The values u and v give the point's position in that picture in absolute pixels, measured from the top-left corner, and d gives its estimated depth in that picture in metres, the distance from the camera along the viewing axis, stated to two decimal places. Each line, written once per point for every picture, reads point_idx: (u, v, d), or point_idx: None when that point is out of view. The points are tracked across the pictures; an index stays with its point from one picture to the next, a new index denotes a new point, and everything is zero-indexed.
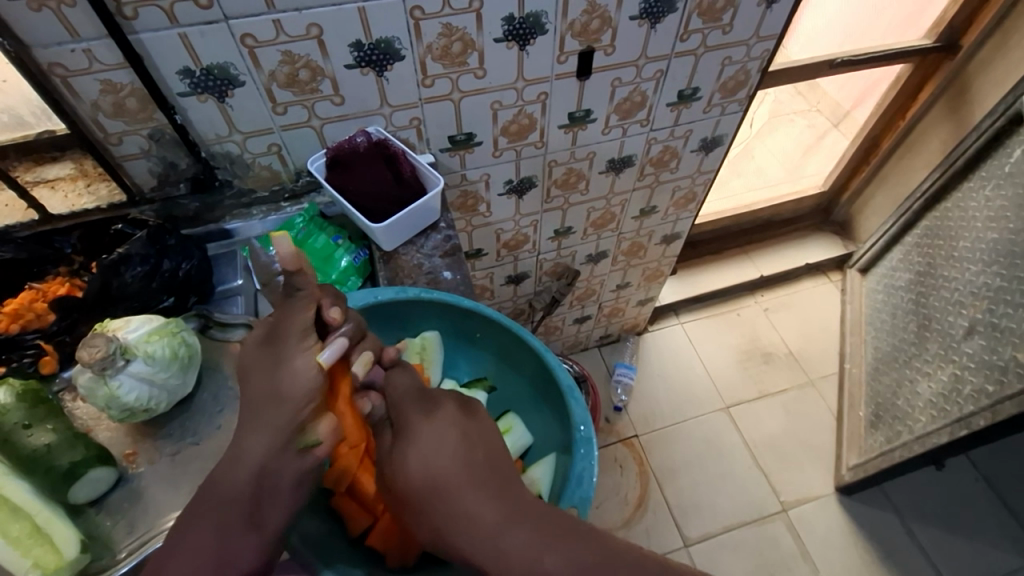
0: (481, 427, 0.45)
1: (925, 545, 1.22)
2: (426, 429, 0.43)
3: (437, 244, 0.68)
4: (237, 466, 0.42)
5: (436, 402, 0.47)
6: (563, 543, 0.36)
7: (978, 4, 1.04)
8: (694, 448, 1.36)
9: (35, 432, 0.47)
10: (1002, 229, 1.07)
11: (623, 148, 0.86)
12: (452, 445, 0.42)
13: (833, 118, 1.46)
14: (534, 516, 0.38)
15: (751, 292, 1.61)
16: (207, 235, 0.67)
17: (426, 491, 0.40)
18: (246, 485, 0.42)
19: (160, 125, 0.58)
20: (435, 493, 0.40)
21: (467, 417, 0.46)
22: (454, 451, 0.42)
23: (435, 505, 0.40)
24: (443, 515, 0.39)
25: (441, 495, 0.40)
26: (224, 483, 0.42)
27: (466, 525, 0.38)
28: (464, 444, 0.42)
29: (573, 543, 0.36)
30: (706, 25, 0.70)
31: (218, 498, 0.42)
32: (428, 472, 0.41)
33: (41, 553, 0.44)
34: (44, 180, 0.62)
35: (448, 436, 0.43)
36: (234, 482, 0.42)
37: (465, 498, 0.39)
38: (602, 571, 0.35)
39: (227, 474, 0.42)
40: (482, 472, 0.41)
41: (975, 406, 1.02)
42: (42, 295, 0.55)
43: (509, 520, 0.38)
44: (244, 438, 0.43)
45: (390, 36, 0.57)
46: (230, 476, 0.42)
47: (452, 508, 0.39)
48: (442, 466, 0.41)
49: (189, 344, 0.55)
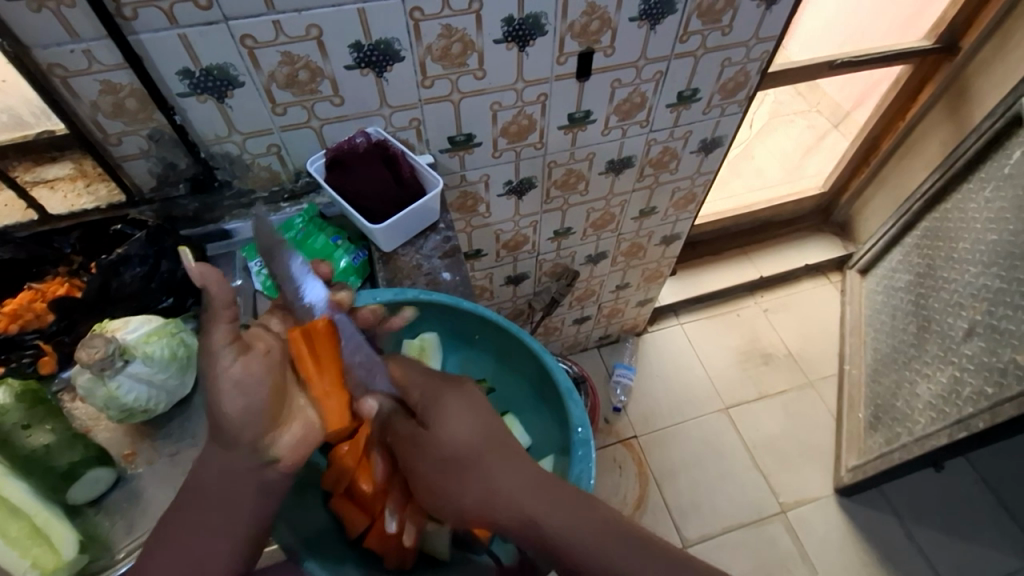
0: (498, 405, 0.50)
1: (923, 546, 1.22)
2: (452, 404, 0.48)
3: (436, 245, 0.68)
4: (198, 480, 0.44)
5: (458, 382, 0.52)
6: (567, 513, 0.42)
7: (978, 5, 1.04)
8: (693, 449, 1.36)
9: (35, 432, 0.47)
10: (1001, 230, 1.07)
11: (623, 149, 0.86)
12: (476, 421, 0.48)
13: (833, 118, 1.49)
14: (547, 487, 0.44)
15: (750, 292, 1.61)
16: (206, 235, 0.67)
17: (454, 459, 0.46)
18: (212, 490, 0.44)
19: (160, 125, 0.58)
20: (460, 460, 0.46)
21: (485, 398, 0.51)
22: (474, 426, 0.47)
23: (463, 472, 0.45)
24: (469, 481, 0.45)
25: (463, 463, 0.46)
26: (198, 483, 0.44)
27: (491, 490, 0.44)
28: (483, 422, 0.48)
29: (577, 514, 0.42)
30: (706, 26, 0.70)
31: (186, 508, 0.44)
32: (456, 443, 0.46)
33: (40, 553, 0.44)
34: (43, 179, 0.62)
35: (470, 413, 0.48)
36: (200, 492, 0.44)
37: (483, 469, 0.45)
38: (599, 543, 0.40)
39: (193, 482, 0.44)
40: (503, 446, 0.47)
41: (974, 408, 1.02)
42: (41, 295, 0.55)
43: (529, 488, 0.43)
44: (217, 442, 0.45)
45: (390, 37, 0.57)
46: (194, 487, 0.44)
47: (478, 475, 0.45)
48: (468, 439, 0.46)
49: (188, 344, 0.55)
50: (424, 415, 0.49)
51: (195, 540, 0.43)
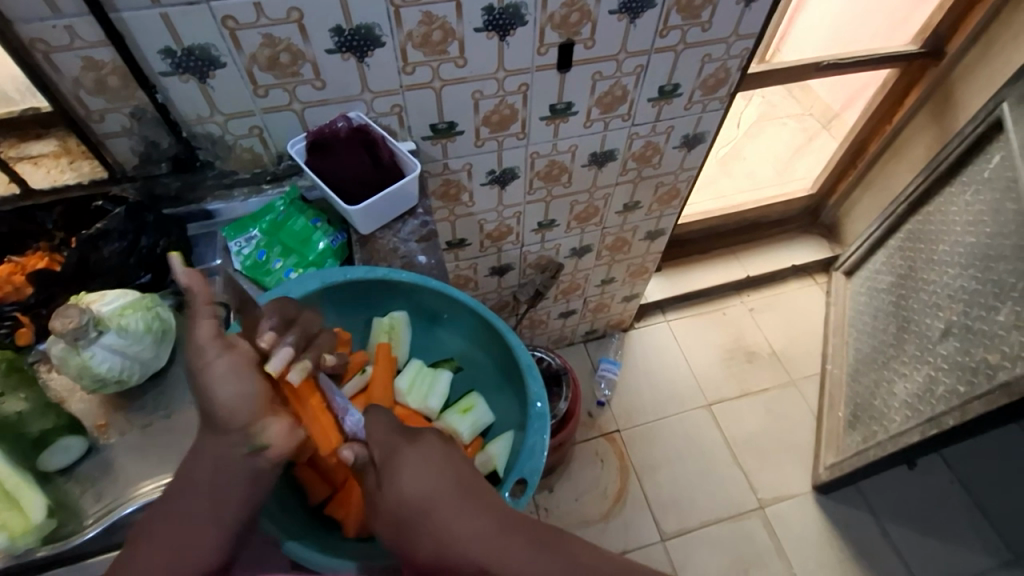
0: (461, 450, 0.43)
1: (897, 543, 1.24)
2: (408, 452, 0.42)
3: (413, 229, 0.69)
4: (212, 491, 0.43)
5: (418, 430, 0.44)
6: (547, 555, 0.34)
7: (964, 10, 1.06)
8: (675, 444, 1.38)
9: (8, 400, 0.47)
10: (979, 233, 1.09)
11: (606, 143, 0.87)
12: (438, 469, 0.40)
13: (823, 120, 1.50)
14: (523, 533, 0.36)
15: (737, 291, 1.63)
16: (188, 215, 0.67)
17: (412, 511, 0.38)
18: (206, 483, 0.43)
19: (142, 103, 0.59)
20: (425, 515, 0.38)
21: (448, 443, 0.44)
22: (439, 471, 0.40)
23: (421, 526, 0.37)
24: (428, 542, 0.36)
25: (426, 518, 0.38)
26: (184, 483, 0.43)
27: (454, 546, 0.35)
28: (449, 465, 0.41)
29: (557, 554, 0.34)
30: (686, 22, 0.71)
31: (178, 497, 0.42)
32: (417, 495, 0.39)
33: (9, 517, 0.45)
34: (27, 156, 0.63)
35: (432, 458, 0.41)
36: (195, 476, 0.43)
37: (447, 519, 0.37)
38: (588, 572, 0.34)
39: (183, 481, 0.43)
40: (474, 497, 0.39)
41: (946, 406, 1.03)
42: (21, 268, 0.56)
43: (504, 539, 0.35)
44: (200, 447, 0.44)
45: (371, 22, 0.59)
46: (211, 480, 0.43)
47: (437, 533, 0.36)
48: (429, 491, 0.39)
49: (163, 319, 0.56)
50: (380, 472, 0.42)
51: (184, 539, 0.41)
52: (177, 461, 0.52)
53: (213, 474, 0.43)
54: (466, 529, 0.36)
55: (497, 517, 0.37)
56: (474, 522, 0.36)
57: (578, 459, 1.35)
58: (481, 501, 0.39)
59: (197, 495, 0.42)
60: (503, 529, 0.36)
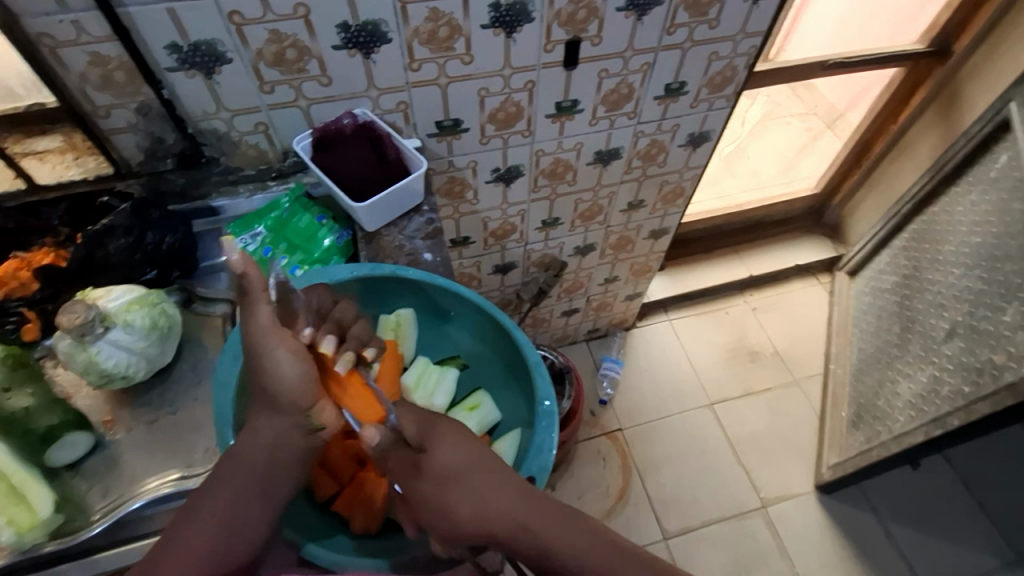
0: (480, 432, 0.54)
1: (900, 543, 1.24)
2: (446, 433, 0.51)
3: (419, 227, 0.68)
4: (264, 469, 0.48)
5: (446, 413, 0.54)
6: (562, 513, 0.46)
7: (971, 9, 1.05)
8: (678, 443, 1.38)
9: (14, 395, 0.47)
10: (985, 233, 1.09)
11: (611, 140, 0.87)
12: (471, 449, 0.50)
13: (827, 119, 1.47)
14: (540, 498, 0.47)
15: (740, 291, 1.62)
16: (194, 212, 0.68)
17: (454, 482, 0.47)
18: (261, 460, 0.48)
19: (148, 99, 0.59)
20: (463, 485, 0.47)
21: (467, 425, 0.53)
22: (469, 449, 0.50)
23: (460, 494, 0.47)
24: (468, 505, 0.46)
25: (462, 485, 0.47)
26: (243, 455, 0.47)
27: (491, 507, 0.46)
28: (474, 445, 0.51)
29: (569, 513, 0.46)
30: (693, 20, 0.71)
31: (232, 470, 0.47)
32: (456, 466, 0.48)
33: (16, 512, 0.45)
34: (33, 152, 0.63)
35: (462, 438, 0.51)
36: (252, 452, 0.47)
37: (481, 488, 0.47)
38: (592, 527, 0.46)
39: (235, 457, 0.47)
40: (499, 472, 0.49)
41: (951, 406, 1.03)
42: (27, 263, 0.56)
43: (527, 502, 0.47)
44: (259, 422, 0.48)
45: (377, 18, 0.58)
46: (247, 477, 0.47)
47: (476, 497, 0.47)
48: (465, 464, 0.49)
49: (169, 315, 0.55)
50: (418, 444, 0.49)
51: (237, 509, 0.46)
52: (184, 457, 0.52)
53: (269, 451, 0.48)
54: (501, 499, 0.47)
55: (519, 485, 0.48)
56: (502, 490, 0.47)
57: (580, 458, 1.34)
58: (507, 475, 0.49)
59: (252, 470, 0.47)
60: (525, 494, 0.47)
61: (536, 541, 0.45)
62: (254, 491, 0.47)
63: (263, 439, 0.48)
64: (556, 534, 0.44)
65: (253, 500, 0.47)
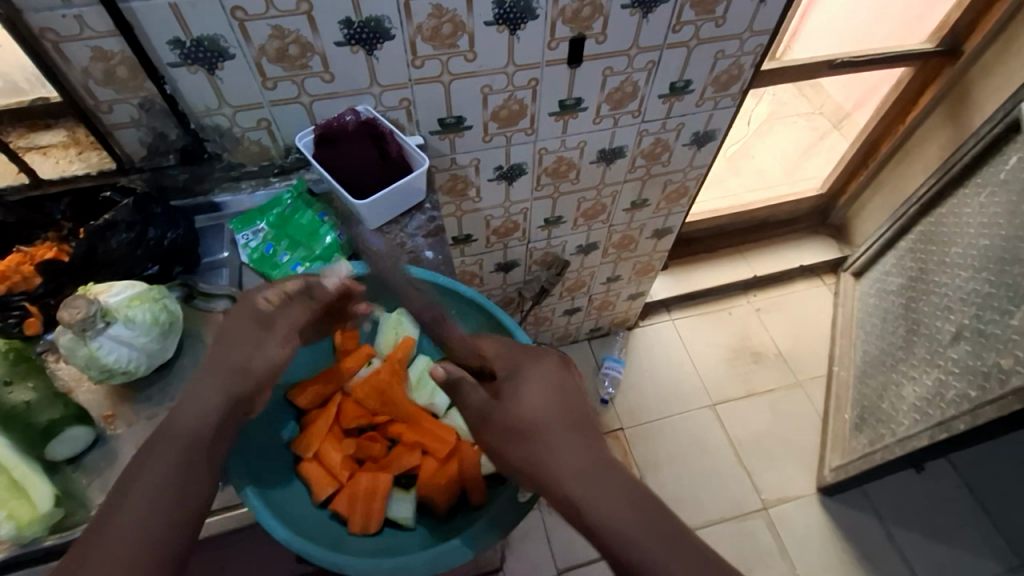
0: (573, 381, 0.51)
1: (902, 547, 1.23)
2: (530, 381, 0.49)
3: (420, 224, 0.68)
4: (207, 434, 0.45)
5: (542, 356, 0.53)
6: (622, 496, 0.41)
7: (982, 9, 1.04)
8: (679, 443, 1.37)
9: (16, 389, 0.47)
10: (994, 235, 1.08)
11: (614, 139, 0.87)
12: (556, 399, 0.48)
13: (834, 119, 1.47)
14: (605, 475, 0.43)
15: (743, 291, 1.61)
16: (195, 208, 0.67)
17: (522, 430, 0.47)
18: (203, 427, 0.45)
19: (150, 94, 0.59)
20: (532, 433, 0.46)
21: (563, 373, 0.51)
22: (551, 400, 0.48)
23: (529, 441, 0.46)
24: (532, 456, 0.45)
25: (529, 435, 0.46)
26: (182, 422, 0.45)
27: (553, 465, 0.44)
28: (560, 396, 0.48)
29: (628, 500, 0.41)
30: (699, 17, 0.70)
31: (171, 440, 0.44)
32: (530, 413, 0.47)
33: (16, 506, 0.46)
34: (37, 146, 0.63)
35: (548, 387, 0.49)
36: (191, 421, 0.45)
37: (549, 441, 0.45)
38: (653, 523, 0.40)
39: (172, 426, 0.44)
40: (573, 432, 0.46)
41: (956, 410, 1.02)
42: (30, 258, 0.55)
43: (588, 476, 0.43)
44: (195, 392, 0.46)
45: (380, 14, 0.58)
46: (186, 444, 0.44)
47: (541, 450, 0.45)
48: (540, 413, 0.47)
49: (170, 310, 0.55)
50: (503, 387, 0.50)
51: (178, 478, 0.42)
52: None
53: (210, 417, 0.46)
54: (564, 458, 0.44)
55: (590, 454, 0.44)
56: (568, 454, 0.44)
57: None
58: (584, 437, 0.46)
59: (195, 436, 0.44)
60: (591, 468, 0.43)
61: (580, 516, 0.41)
62: (201, 458, 0.44)
63: (201, 409, 0.45)
64: (606, 515, 0.40)
65: (190, 488, 0.43)
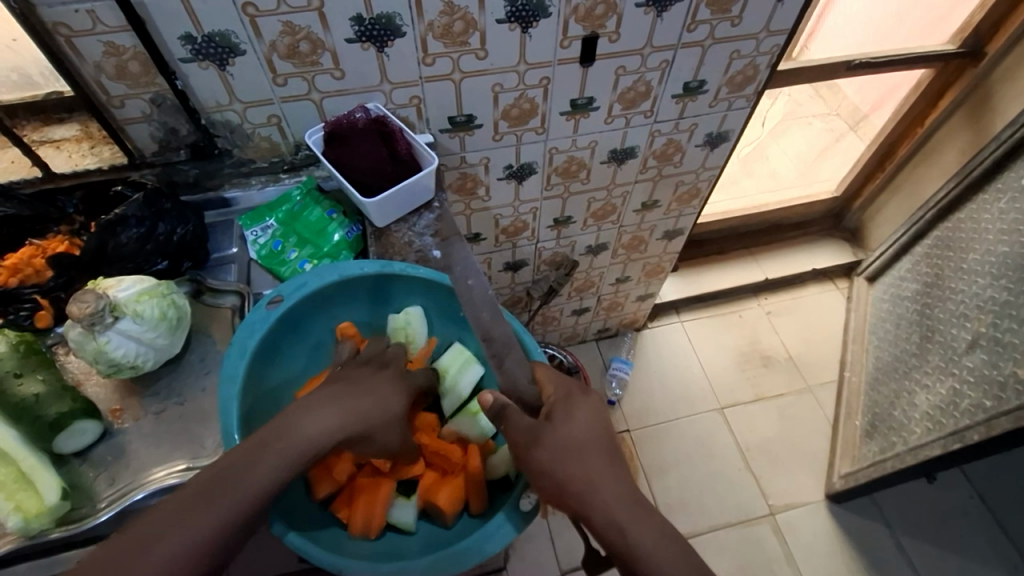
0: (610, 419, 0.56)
1: (911, 557, 1.21)
2: (580, 409, 0.55)
3: (429, 223, 0.67)
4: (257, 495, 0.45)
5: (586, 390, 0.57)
6: (660, 529, 0.47)
7: (1006, 11, 1.01)
8: (685, 446, 1.36)
9: (26, 381, 0.49)
10: (1014, 242, 1.05)
11: (626, 139, 0.86)
12: (600, 432, 0.53)
13: (850, 121, 1.44)
14: (645, 509, 0.48)
15: (754, 293, 1.60)
16: (205, 202, 0.68)
17: (570, 454, 0.51)
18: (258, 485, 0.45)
19: (162, 90, 0.59)
20: (580, 459, 0.51)
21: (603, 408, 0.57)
22: (597, 432, 0.53)
23: (578, 464, 0.50)
24: (579, 479, 0.49)
25: (577, 460, 0.51)
26: (243, 476, 0.44)
27: (599, 491, 0.49)
28: (603, 431, 0.54)
29: (665, 533, 0.47)
30: (715, 17, 0.69)
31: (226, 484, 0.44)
32: (579, 441, 0.52)
33: (24, 498, 0.46)
34: (49, 140, 0.64)
35: (594, 420, 0.54)
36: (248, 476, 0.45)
37: (596, 470, 0.50)
38: (685, 555, 0.46)
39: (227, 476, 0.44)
40: (614, 464, 0.51)
41: (970, 420, 1.01)
42: (41, 251, 0.56)
43: (631, 507, 0.48)
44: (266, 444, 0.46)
45: (391, 12, 0.58)
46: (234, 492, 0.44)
47: (588, 476, 0.50)
48: (588, 443, 0.52)
49: (179, 307, 0.55)
50: (551, 412, 0.53)
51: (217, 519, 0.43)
52: (190, 449, 0.52)
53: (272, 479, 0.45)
54: (611, 482, 0.50)
55: (630, 486, 0.50)
56: (613, 484, 0.50)
57: None
58: (622, 468, 0.52)
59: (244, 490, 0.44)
60: (633, 499, 0.49)
61: (622, 541, 0.46)
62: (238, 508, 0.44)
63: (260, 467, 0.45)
64: (647, 543, 0.46)
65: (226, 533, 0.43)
